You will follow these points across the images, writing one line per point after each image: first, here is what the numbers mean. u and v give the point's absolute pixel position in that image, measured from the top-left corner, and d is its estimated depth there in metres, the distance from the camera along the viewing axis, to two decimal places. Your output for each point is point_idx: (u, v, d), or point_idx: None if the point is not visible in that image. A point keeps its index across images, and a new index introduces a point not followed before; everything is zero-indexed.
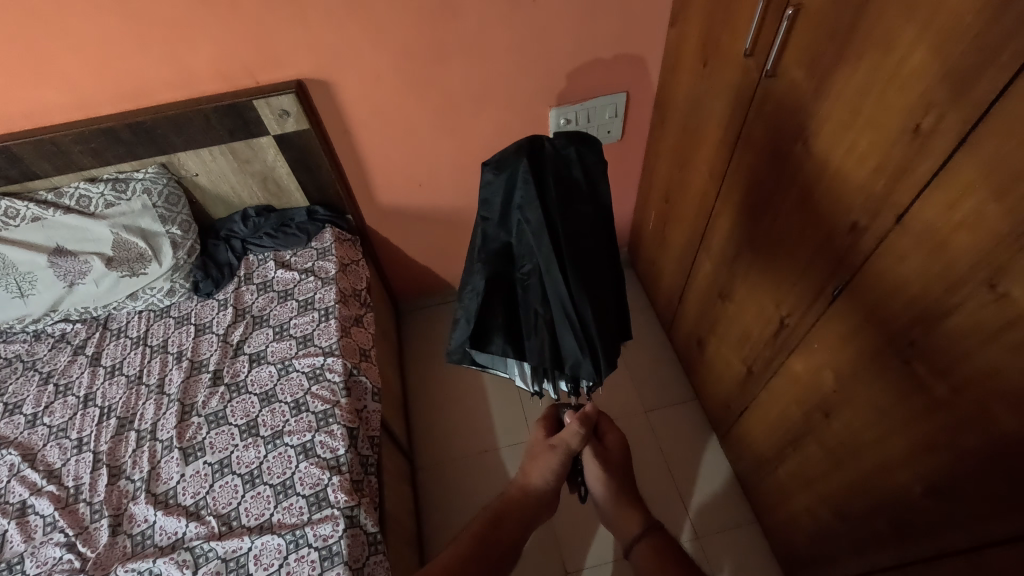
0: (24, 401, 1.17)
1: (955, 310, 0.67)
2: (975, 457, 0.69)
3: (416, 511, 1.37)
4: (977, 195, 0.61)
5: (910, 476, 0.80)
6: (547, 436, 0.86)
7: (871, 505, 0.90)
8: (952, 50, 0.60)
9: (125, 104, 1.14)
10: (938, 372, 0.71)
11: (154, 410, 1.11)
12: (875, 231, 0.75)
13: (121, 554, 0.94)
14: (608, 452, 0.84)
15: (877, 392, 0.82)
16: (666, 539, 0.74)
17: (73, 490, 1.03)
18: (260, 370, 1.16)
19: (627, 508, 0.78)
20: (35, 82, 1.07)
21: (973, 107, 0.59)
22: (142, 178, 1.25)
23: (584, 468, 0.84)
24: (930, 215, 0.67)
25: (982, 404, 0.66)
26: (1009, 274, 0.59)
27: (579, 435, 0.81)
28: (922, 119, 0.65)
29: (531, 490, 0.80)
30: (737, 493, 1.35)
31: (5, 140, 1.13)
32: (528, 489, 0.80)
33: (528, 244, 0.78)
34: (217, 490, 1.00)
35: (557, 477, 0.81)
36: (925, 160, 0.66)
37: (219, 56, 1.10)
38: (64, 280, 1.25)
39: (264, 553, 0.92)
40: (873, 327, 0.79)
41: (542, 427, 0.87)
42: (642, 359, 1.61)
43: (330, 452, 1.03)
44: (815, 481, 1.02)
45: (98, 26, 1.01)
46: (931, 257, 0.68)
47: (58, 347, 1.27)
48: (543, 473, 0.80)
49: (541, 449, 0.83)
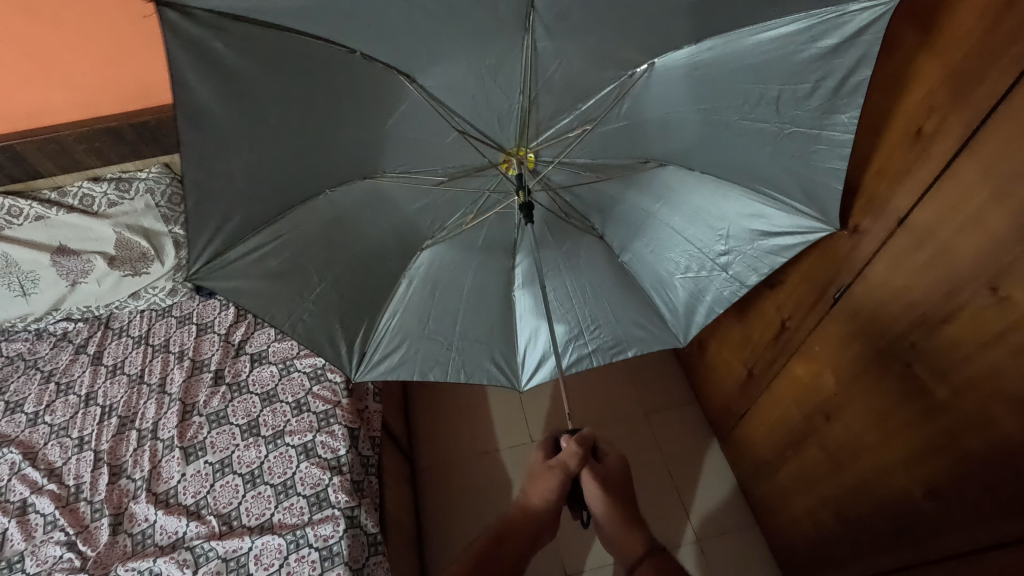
0: (25, 400, 1.17)
1: (955, 314, 0.67)
2: (975, 461, 0.69)
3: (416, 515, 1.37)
4: (979, 197, 0.61)
5: (910, 479, 0.80)
6: (546, 457, 0.83)
7: (871, 509, 0.90)
8: (956, 52, 0.60)
9: (129, 104, 1.15)
10: (938, 374, 0.71)
11: (155, 409, 1.11)
12: (877, 234, 0.75)
13: (122, 553, 0.94)
14: (610, 471, 0.80)
15: (880, 395, 0.82)
16: (668, 561, 0.73)
17: (74, 489, 1.03)
18: (261, 370, 1.16)
19: (628, 531, 0.76)
20: (39, 81, 1.08)
21: (975, 110, 0.59)
22: (146, 177, 1.27)
23: (583, 490, 0.80)
24: (933, 217, 0.67)
25: (982, 407, 0.66)
26: (1011, 277, 0.60)
27: (577, 456, 0.78)
28: (924, 122, 0.65)
29: (531, 512, 0.77)
30: (739, 498, 1.35)
31: (10, 139, 1.13)
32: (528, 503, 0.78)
33: (505, 90, 0.68)
34: (218, 489, 1.00)
35: (557, 498, 0.78)
36: (927, 163, 0.66)
37: None
38: (66, 279, 1.25)
39: (264, 553, 0.92)
40: (875, 330, 0.80)
41: (539, 449, 0.84)
42: (645, 362, 1.61)
43: (331, 453, 1.03)
44: (817, 486, 1.02)
45: (101, 25, 1.01)
46: (932, 260, 0.69)
47: (60, 346, 1.27)
48: (543, 494, 0.78)
49: (540, 469, 0.80)
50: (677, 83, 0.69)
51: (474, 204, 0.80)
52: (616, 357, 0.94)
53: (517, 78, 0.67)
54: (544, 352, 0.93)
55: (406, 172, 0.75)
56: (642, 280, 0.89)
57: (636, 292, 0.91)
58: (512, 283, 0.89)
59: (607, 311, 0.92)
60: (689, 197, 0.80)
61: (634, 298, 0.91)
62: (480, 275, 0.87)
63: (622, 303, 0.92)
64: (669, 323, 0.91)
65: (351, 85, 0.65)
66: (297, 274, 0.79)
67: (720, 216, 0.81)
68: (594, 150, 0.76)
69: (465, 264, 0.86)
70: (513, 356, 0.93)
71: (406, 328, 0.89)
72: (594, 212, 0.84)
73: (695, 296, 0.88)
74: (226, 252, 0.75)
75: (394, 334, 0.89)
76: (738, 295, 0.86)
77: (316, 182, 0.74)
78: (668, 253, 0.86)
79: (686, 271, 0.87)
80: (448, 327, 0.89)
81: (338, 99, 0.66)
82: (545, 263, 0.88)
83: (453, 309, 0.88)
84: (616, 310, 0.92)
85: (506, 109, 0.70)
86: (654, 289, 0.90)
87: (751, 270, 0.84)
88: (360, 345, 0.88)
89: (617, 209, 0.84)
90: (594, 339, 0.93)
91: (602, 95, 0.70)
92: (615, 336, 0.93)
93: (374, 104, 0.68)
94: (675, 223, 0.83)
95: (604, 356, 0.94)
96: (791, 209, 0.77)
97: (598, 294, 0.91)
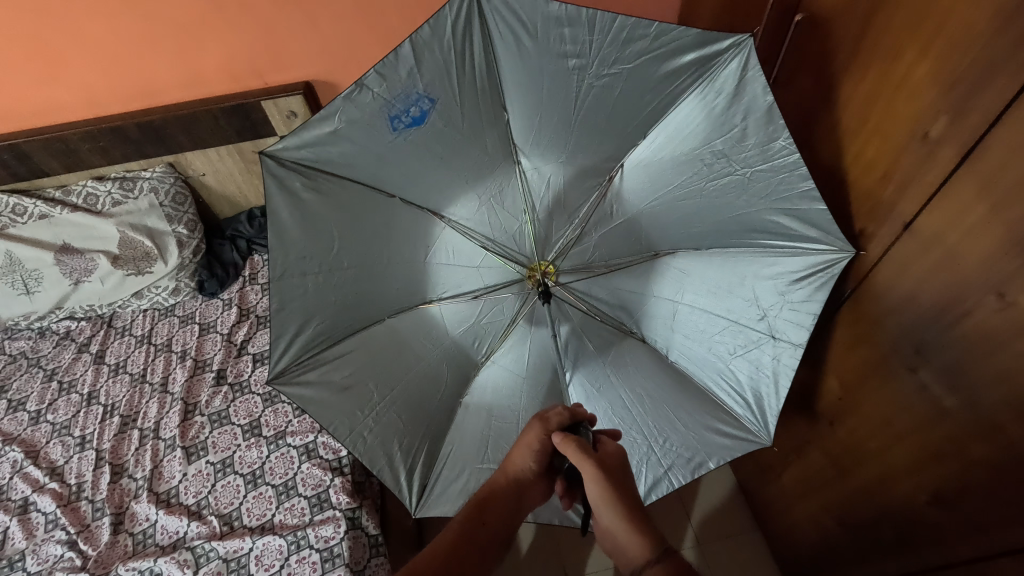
0: (28, 398, 1.17)
1: (963, 319, 0.66)
2: (980, 468, 0.69)
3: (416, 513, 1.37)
4: (987, 201, 0.61)
5: (915, 485, 0.79)
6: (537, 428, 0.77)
7: (876, 515, 0.89)
8: (963, 56, 0.59)
9: (134, 103, 1.16)
10: (944, 379, 0.71)
11: (158, 409, 1.11)
12: (883, 238, 0.75)
13: (123, 553, 0.94)
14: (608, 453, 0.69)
15: (885, 400, 0.81)
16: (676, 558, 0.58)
17: (76, 488, 1.03)
18: (263, 371, 1.15)
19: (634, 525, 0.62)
20: (41, 78, 1.08)
21: (983, 115, 0.59)
22: (150, 176, 1.26)
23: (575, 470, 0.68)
24: (940, 222, 0.67)
25: (989, 413, 0.66)
26: (1018, 283, 0.59)
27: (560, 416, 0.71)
28: (931, 126, 0.65)
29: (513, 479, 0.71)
30: (740, 501, 1.35)
31: (14, 137, 1.14)
32: (512, 474, 0.71)
33: (509, 212, 0.79)
34: (219, 490, 1.00)
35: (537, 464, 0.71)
36: (934, 167, 0.66)
37: (227, 54, 1.10)
38: (69, 278, 1.25)
39: (265, 554, 0.91)
40: (880, 335, 0.79)
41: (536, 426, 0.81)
42: None
43: (333, 454, 1.03)
44: (820, 490, 1.02)
45: (103, 23, 1.01)
46: (938, 265, 0.68)
47: (62, 344, 1.27)
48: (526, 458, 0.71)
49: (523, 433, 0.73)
50: (644, 175, 0.75)
51: (514, 315, 0.83)
52: (699, 473, 0.81)
53: (519, 202, 0.79)
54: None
55: (452, 299, 0.82)
56: (698, 377, 0.80)
57: (691, 391, 0.81)
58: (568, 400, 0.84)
59: (668, 416, 0.82)
60: (706, 286, 0.77)
61: (697, 400, 0.81)
62: (531, 395, 0.84)
63: (685, 407, 0.82)
64: (746, 422, 0.78)
65: (392, 220, 0.77)
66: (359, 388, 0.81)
67: (744, 296, 0.76)
68: (600, 250, 0.80)
69: (515, 383, 0.84)
70: None
71: (465, 456, 0.83)
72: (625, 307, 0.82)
73: (755, 371, 0.77)
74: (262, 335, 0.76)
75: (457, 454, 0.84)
76: (798, 356, 0.74)
77: (391, 306, 0.81)
78: (709, 351, 0.79)
79: (736, 354, 0.78)
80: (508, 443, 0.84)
81: (380, 232, 0.77)
82: (591, 374, 0.84)
83: (511, 432, 0.84)
84: (680, 414, 0.82)
85: (518, 232, 0.80)
86: (715, 386, 0.80)
87: (803, 325, 0.74)
88: (420, 477, 0.82)
89: (648, 309, 0.81)
90: (668, 452, 0.82)
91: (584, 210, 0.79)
92: (691, 447, 0.81)
93: (416, 237, 0.79)
94: (706, 309, 0.78)
95: (685, 473, 0.81)
96: (802, 252, 0.72)
97: (656, 402, 0.83)
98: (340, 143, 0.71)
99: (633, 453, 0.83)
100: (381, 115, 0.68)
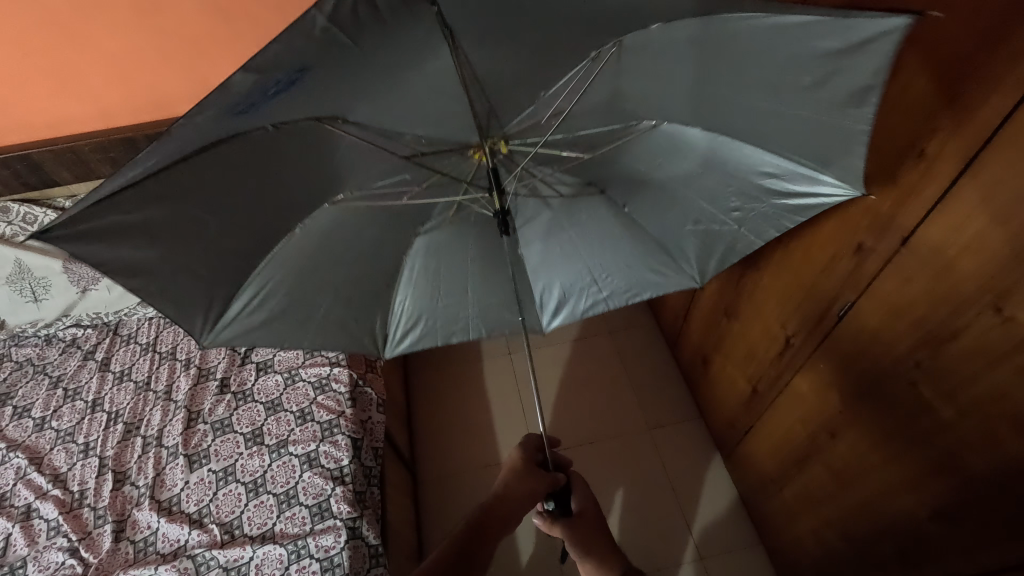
0: (33, 405, 1.18)
1: (961, 333, 0.67)
2: (980, 482, 0.69)
3: (414, 507, 1.39)
4: (984, 217, 0.62)
5: (915, 500, 0.80)
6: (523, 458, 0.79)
7: (875, 529, 0.89)
8: (960, 75, 0.60)
9: (145, 115, 1.18)
10: (944, 394, 0.71)
11: (161, 416, 1.12)
12: (882, 253, 0.76)
13: (124, 560, 0.94)
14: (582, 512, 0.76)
15: (885, 414, 0.81)
16: None
17: (78, 495, 1.03)
18: (265, 379, 1.16)
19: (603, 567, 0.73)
20: (56, 91, 1.10)
21: (979, 132, 0.60)
22: None
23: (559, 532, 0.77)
24: (937, 237, 0.68)
25: (989, 427, 0.66)
26: (1016, 298, 0.60)
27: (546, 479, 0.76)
28: (927, 143, 0.66)
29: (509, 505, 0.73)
30: (742, 514, 1.34)
31: (27, 148, 1.17)
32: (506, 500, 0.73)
33: None
34: (220, 498, 1.00)
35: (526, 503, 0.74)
36: (931, 184, 0.67)
37: (237, 67, 1.13)
38: (77, 286, 1.28)
39: (265, 563, 0.91)
40: (879, 348, 0.80)
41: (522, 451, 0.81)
42: (647, 377, 1.60)
43: (334, 463, 1.04)
44: (822, 504, 1.01)
45: (116, 39, 1.04)
46: (937, 278, 0.69)
47: (68, 352, 1.28)
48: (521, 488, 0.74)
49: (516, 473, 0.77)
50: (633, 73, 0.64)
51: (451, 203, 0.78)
52: (632, 301, 0.91)
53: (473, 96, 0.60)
54: (562, 297, 0.91)
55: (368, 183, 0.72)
56: (647, 227, 0.84)
57: (641, 239, 0.85)
58: (519, 242, 0.85)
59: (610, 253, 0.87)
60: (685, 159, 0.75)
61: (641, 245, 0.86)
62: (480, 243, 0.82)
63: (630, 252, 0.87)
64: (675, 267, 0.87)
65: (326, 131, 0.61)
66: (298, 303, 0.78)
67: (721, 178, 0.75)
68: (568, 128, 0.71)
69: (463, 241, 0.82)
70: (531, 302, 0.91)
71: (420, 302, 0.86)
72: (592, 170, 0.78)
73: (705, 247, 0.85)
74: (225, 316, 0.75)
75: (410, 311, 0.87)
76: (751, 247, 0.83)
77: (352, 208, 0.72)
78: (670, 210, 0.81)
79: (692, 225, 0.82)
80: (461, 292, 0.87)
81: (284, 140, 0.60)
82: (541, 221, 0.83)
83: (462, 283, 0.86)
84: (626, 256, 0.87)
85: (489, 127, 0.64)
86: (658, 234, 0.84)
87: (769, 225, 0.79)
88: (382, 327, 0.86)
89: (614, 168, 0.77)
90: (608, 284, 0.90)
91: (565, 81, 0.65)
92: (628, 281, 0.90)
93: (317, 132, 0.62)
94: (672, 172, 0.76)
95: (620, 299, 0.91)
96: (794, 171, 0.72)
97: (602, 240, 0.85)
98: (214, 127, 0.53)
99: (577, 283, 0.90)
100: (314, 74, 0.51)
